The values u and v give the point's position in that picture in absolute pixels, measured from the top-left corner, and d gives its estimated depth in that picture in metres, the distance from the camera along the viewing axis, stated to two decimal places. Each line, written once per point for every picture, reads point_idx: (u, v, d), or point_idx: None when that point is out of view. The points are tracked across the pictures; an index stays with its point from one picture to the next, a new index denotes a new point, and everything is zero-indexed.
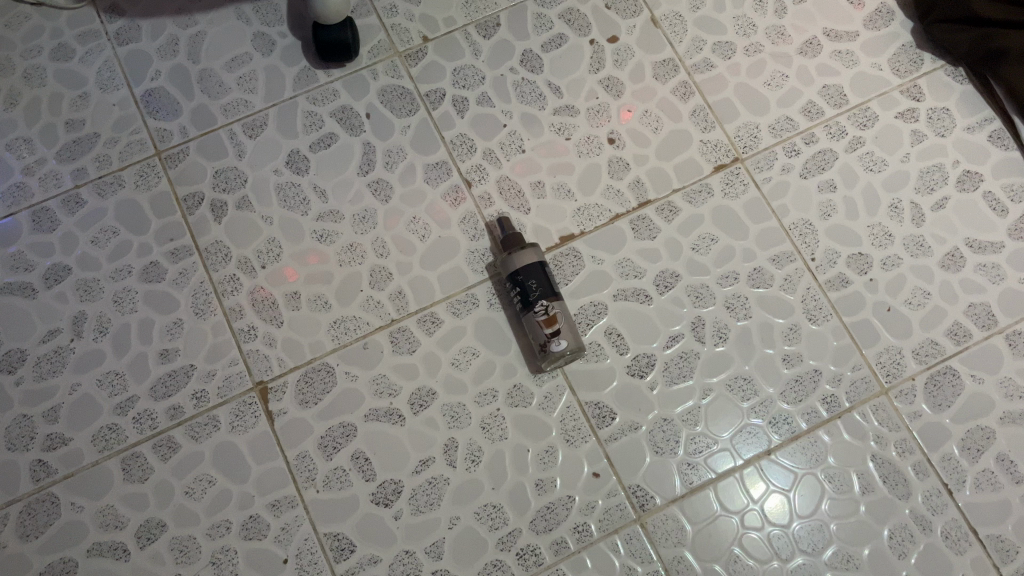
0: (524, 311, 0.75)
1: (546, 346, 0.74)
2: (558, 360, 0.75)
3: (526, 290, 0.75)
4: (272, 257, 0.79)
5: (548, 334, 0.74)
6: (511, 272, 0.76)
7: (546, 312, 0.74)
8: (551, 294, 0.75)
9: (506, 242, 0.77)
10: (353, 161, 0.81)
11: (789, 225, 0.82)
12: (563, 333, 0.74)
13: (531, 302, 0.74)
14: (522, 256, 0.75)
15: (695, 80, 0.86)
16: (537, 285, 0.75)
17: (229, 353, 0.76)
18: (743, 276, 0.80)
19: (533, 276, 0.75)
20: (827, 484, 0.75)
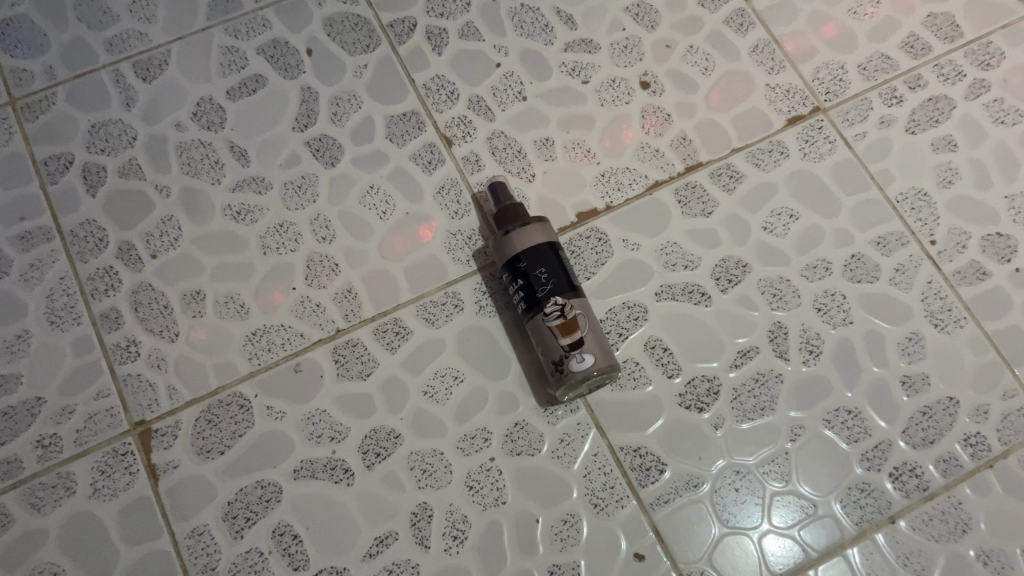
0: (528, 315, 0.51)
1: (562, 364, 0.50)
2: (580, 387, 0.51)
3: (533, 283, 0.51)
4: (167, 242, 0.55)
5: (565, 347, 0.50)
6: (509, 259, 0.52)
7: (561, 315, 0.50)
8: (569, 289, 0.51)
9: (501, 218, 0.54)
10: (287, 112, 0.58)
11: (896, 195, 0.59)
12: (588, 345, 0.50)
13: (539, 300, 0.51)
14: (525, 234, 0.52)
15: (755, 9, 0.63)
16: (547, 276, 0.51)
17: (96, 381, 0.52)
18: (837, 266, 0.57)
19: (541, 263, 0.51)
20: (983, 568, 0.50)
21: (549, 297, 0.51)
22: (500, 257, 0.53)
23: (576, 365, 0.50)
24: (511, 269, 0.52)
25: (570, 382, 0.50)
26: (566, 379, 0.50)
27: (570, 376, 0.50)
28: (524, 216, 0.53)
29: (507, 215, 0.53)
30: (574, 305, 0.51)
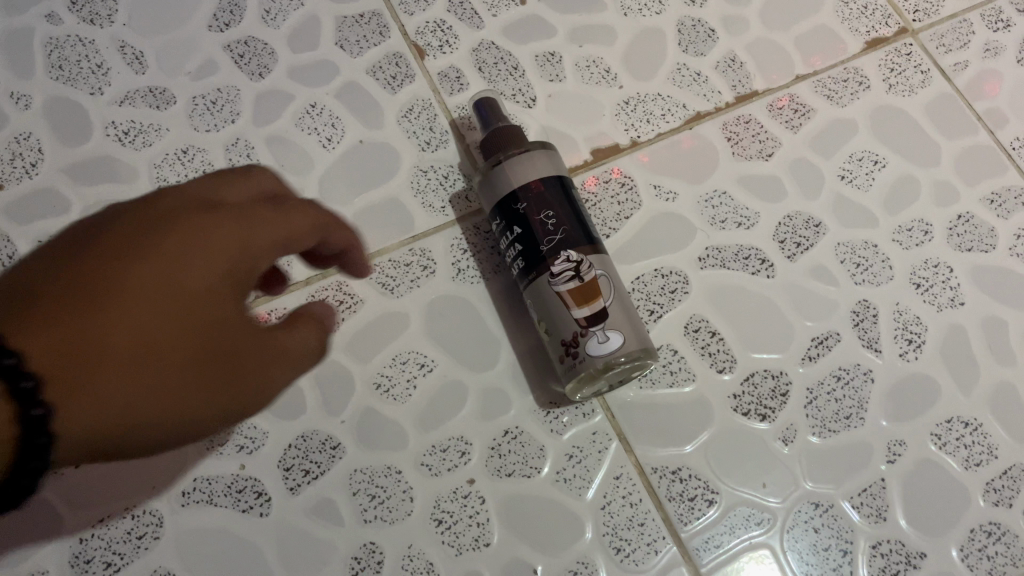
0: (527, 279, 0.36)
1: (575, 349, 0.35)
2: (600, 382, 0.36)
3: (535, 232, 0.35)
4: (22, 169, 0.39)
5: (581, 325, 0.35)
6: (500, 199, 0.36)
7: (575, 279, 0.35)
8: (585, 243, 0.35)
9: (490, 145, 0.37)
10: (201, 4, 0.43)
11: (1010, 142, 0.44)
12: (613, 323, 0.35)
13: (543, 258, 0.35)
14: (523, 167, 0.36)
15: None
16: (555, 225, 0.35)
17: None
18: (940, 229, 0.42)
19: (547, 205, 0.35)
20: None
21: (558, 254, 0.35)
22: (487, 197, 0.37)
23: (596, 353, 0.34)
24: (503, 215, 0.36)
25: (585, 375, 0.35)
26: (581, 371, 0.35)
27: (588, 367, 0.34)
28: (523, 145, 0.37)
29: (500, 141, 0.37)
30: (594, 265, 0.35)
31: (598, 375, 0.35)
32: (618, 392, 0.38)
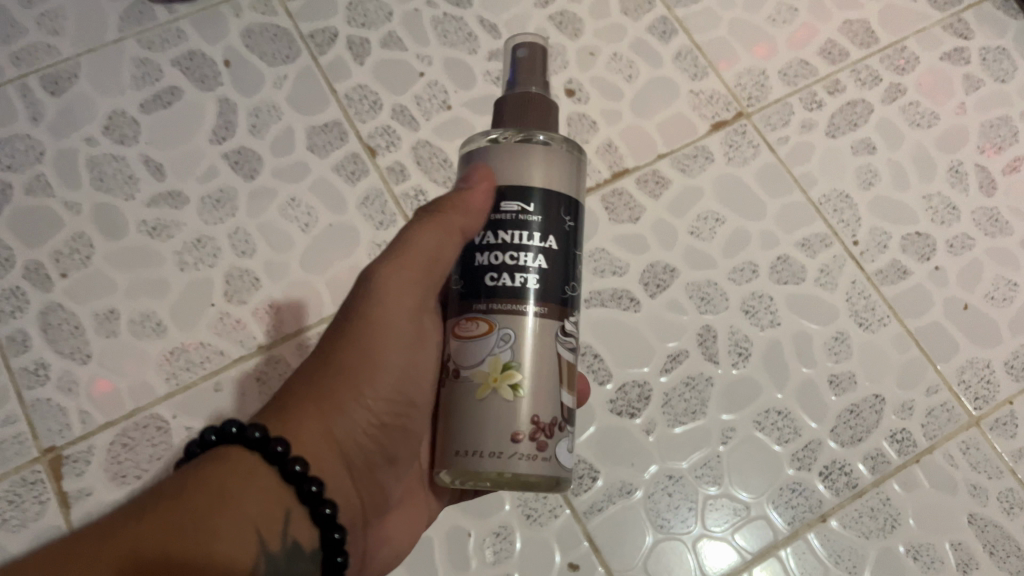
0: (491, 261, 0.39)
1: (524, 430, 0.37)
2: (523, 390, 0.38)
3: (560, 230, 0.39)
4: (78, 259, 0.53)
5: (548, 343, 0.39)
6: (503, 157, 0.39)
7: (547, 295, 0.38)
8: (569, 282, 0.39)
9: (498, 101, 0.42)
10: (202, 125, 0.57)
11: (818, 198, 0.59)
12: (523, 338, 0.38)
13: (523, 256, 0.38)
14: (522, 114, 0.41)
15: (677, 15, 0.64)
16: (566, 233, 0.39)
17: (5, 408, 0.50)
18: (764, 268, 0.57)
19: (573, 211, 0.40)
20: (912, 562, 0.51)
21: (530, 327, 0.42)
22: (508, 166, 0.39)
23: (460, 395, 0.38)
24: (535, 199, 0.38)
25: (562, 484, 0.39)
26: (490, 450, 0.37)
27: (474, 443, 0.37)
28: (552, 100, 0.42)
29: (545, 112, 0.41)
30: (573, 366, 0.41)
31: (482, 406, 0.38)
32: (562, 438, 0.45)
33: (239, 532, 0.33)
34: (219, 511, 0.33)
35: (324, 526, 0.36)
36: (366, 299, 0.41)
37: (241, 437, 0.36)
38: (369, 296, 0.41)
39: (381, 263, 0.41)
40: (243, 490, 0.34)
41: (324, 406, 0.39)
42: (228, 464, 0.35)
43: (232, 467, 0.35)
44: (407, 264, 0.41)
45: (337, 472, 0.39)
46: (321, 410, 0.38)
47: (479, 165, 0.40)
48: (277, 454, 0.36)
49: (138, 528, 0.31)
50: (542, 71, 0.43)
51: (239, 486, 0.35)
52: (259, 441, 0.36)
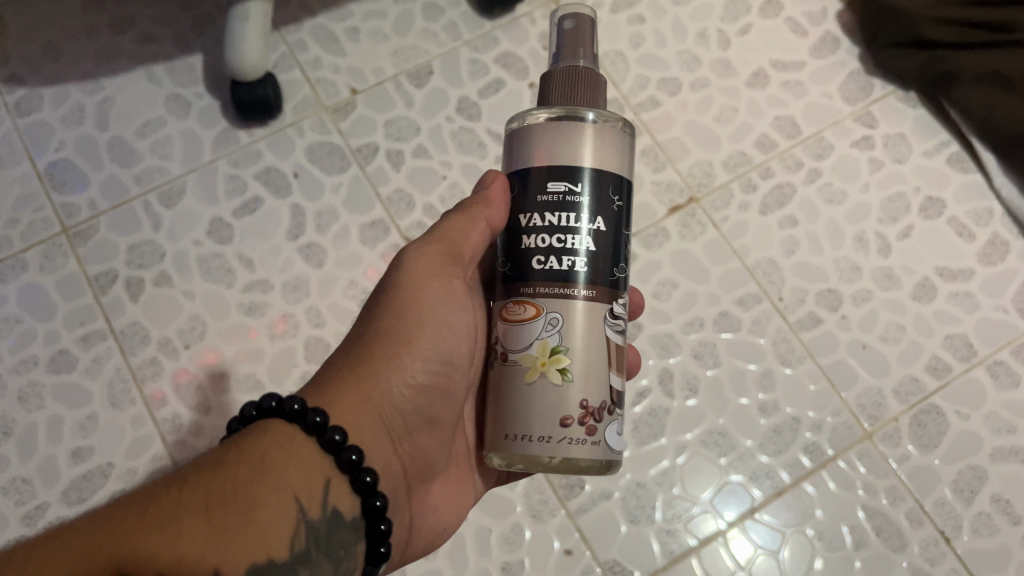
0: (540, 243, 0.45)
1: (574, 413, 0.45)
2: (570, 374, 0.45)
3: (607, 212, 0.46)
4: (196, 334, 0.73)
5: (592, 325, 0.45)
6: (550, 135, 0.46)
7: (597, 280, 0.45)
8: (616, 265, 0.47)
9: (545, 75, 0.49)
10: (281, 226, 0.75)
11: (752, 264, 0.77)
12: (570, 322, 0.45)
13: (569, 238, 0.45)
14: (571, 91, 0.48)
15: (642, 119, 0.81)
16: (612, 214, 0.46)
17: (152, 447, 0.69)
18: (709, 322, 0.75)
19: (619, 191, 0.46)
20: (818, 542, 0.70)
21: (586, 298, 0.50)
22: (564, 153, 0.45)
23: (512, 377, 0.46)
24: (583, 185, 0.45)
25: (611, 462, 0.47)
26: (540, 433, 0.44)
27: (524, 429, 0.45)
28: (598, 72, 0.49)
29: (592, 93, 0.48)
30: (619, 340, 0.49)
31: (532, 389, 0.45)
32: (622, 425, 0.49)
33: (282, 490, 0.40)
34: (261, 477, 0.40)
35: (365, 493, 0.44)
36: (397, 276, 0.51)
37: (284, 412, 0.43)
38: (399, 274, 0.51)
39: (413, 248, 0.52)
40: (301, 442, 0.43)
41: (364, 375, 0.47)
42: (274, 435, 0.43)
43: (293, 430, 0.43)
44: (435, 246, 0.51)
45: (376, 431, 0.47)
46: (363, 379, 0.47)
47: (531, 148, 0.46)
48: (316, 424, 0.43)
49: (191, 490, 0.39)
50: (586, 47, 0.50)
51: (280, 454, 0.42)
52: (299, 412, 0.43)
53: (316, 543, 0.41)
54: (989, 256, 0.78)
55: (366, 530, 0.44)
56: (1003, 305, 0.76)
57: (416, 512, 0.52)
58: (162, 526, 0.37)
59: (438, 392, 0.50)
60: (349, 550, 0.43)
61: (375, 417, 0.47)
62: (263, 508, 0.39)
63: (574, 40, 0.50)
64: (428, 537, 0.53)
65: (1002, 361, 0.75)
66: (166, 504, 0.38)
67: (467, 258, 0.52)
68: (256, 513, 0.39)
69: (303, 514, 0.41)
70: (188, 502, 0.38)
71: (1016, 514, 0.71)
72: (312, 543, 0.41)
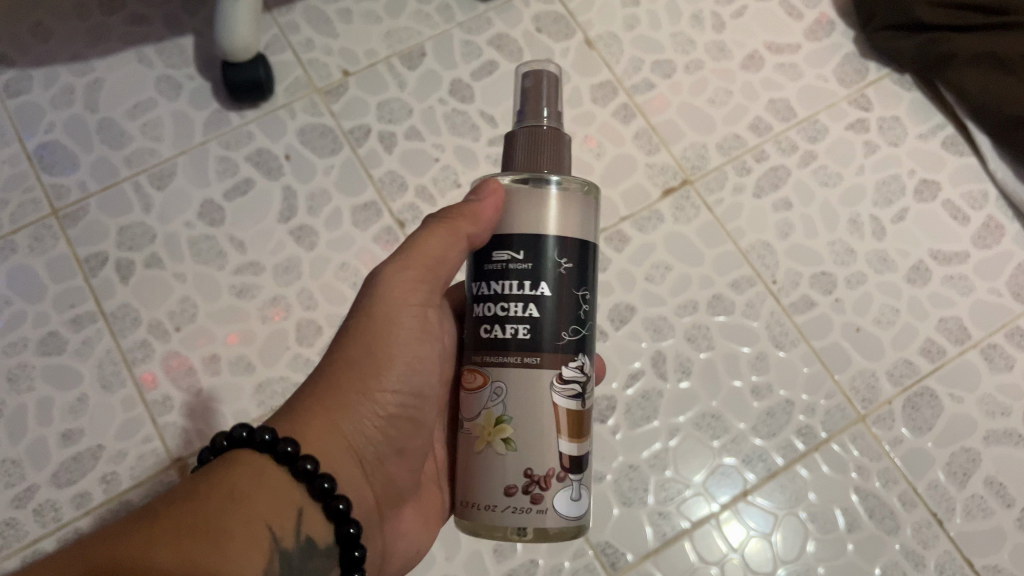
0: (485, 312, 0.46)
1: (518, 483, 0.44)
2: (513, 444, 0.44)
3: (549, 275, 0.44)
4: (187, 317, 0.72)
5: (540, 395, 0.44)
6: (496, 203, 0.46)
7: (540, 345, 0.44)
8: (567, 330, 0.45)
9: (509, 136, 0.48)
10: (272, 208, 0.75)
11: (746, 247, 0.77)
12: (514, 392, 0.44)
13: (512, 306, 0.45)
14: (535, 153, 0.47)
15: (636, 102, 0.80)
16: (558, 274, 0.45)
17: (142, 430, 0.69)
18: (702, 305, 0.75)
19: (566, 252, 0.45)
20: (811, 524, 0.70)
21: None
22: (509, 224, 0.45)
23: (466, 444, 0.46)
24: (523, 251, 0.45)
25: (570, 529, 0.46)
26: (484, 503, 0.45)
27: (474, 497, 0.45)
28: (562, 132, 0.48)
29: (556, 155, 0.47)
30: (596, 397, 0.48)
31: (480, 458, 0.45)
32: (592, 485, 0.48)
33: (255, 520, 0.40)
34: (233, 508, 0.40)
35: (339, 520, 0.44)
36: (373, 295, 0.49)
37: (255, 441, 0.43)
38: (375, 295, 0.49)
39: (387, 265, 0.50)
40: (271, 475, 0.43)
41: (336, 405, 0.47)
42: (245, 464, 0.43)
43: (262, 463, 0.43)
44: (411, 267, 0.50)
45: (347, 462, 0.46)
46: (335, 409, 0.47)
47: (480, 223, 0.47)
48: (288, 454, 0.43)
49: (169, 518, 0.38)
50: (550, 103, 0.49)
51: (253, 485, 0.42)
52: (267, 444, 0.43)
53: (289, 573, 0.41)
54: (983, 239, 0.77)
55: (340, 556, 0.44)
56: (997, 288, 0.76)
57: (389, 536, 0.51)
58: (136, 561, 0.36)
59: (409, 420, 0.50)
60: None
61: (348, 446, 0.47)
62: (234, 539, 0.39)
63: (539, 94, 0.49)
64: (403, 560, 0.53)
65: (996, 344, 0.75)
66: (137, 537, 0.37)
67: (442, 277, 0.51)
68: (229, 544, 0.38)
69: (275, 544, 0.41)
70: (159, 532, 0.37)
71: (1009, 496, 0.71)
72: (284, 572, 0.41)
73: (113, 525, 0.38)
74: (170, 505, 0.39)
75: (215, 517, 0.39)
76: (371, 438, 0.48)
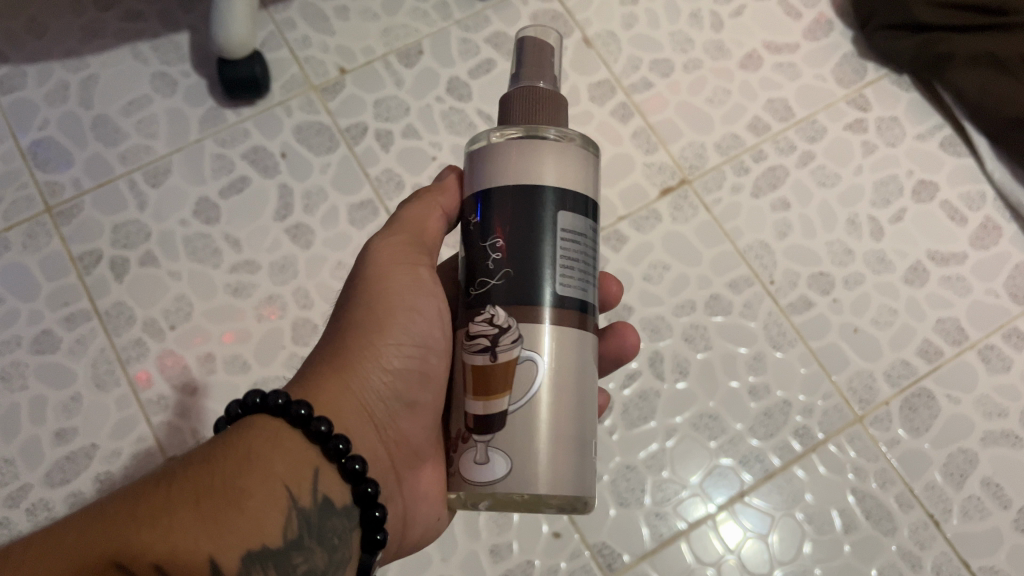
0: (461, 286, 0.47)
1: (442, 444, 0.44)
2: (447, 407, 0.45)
3: (467, 233, 0.43)
4: (182, 315, 0.72)
5: (460, 352, 0.43)
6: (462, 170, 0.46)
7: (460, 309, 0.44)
8: (480, 280, 0.42)
9: (504, 98, 0.46)
10: (268, 206, 0.75)
11: (744, 247, 0.76)
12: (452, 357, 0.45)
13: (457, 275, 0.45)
14: (530, 112, 0.45)
15: (634, 101, 0.80)
16: (468, 229, 0.43)
17: (137, 429, 0.69)
18: (700, 305, 0.75)
19: (478, 206, 0.43)
20: (808, 525, 0.70)
21: (592, 316, 0.43)
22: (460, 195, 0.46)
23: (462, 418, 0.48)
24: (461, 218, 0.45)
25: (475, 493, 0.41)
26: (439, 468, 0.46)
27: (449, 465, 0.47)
28: (561, 96, 0.46)
29: (555, 116, 0.45)
30: (544, 351, 0.41)
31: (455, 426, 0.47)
32: (528, 452, 0.40)
33: (269, 480, 0.40)
34: (249, 468, 0.40)
35: (355, 480, 0.43)
36: (365, 262, 0.50)
37: (268, 406, 0.43)
38: (365, 261, 0.50)
39: (374, 238, 0.51)
40: (283, 434, 0.43)
41: (341, 364, 0.46)
42: (260, 427, 0.43)
43: (274, 424, 0.43)
44: (400, 234, 0.51)
45: (357, 418, 0.46)
46: (341, 368, 0.46)
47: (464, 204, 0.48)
48: (301, 416, 0.43)
49: (181, 483, 0.39)
50: (548, 67, 0.47)
51: (267, 446, 0.42)
52: (279, 407, 0.43)
53: (308, 531, 0.41)
54: (980, 240, 0.77)
55: (360, 518, 0.43)
56: (994, 289, 0.76)
57: (411, 500, 0.50)
58: (149, 531, 0.36)
59: (419, 376, 0.49)
60: (345, 538, 0.43)
61: (360, 403, 0.46)
62: (252, 498, 0.39)
63: (540, 55, 0.47)
64: (425, 527, 0.51)
65: (993, 345, 0.75)
66: (157, 497, 0.38)
67: (431, 243, 0.52)
68: (246, 504, 0.39)
69: (292, 503, 0.41)
70: (178, 493, 0.38)
71: (1006, 497, 0.71)
72: (304, 531, 0.41)
73: (127, 488, 0.39)
74: (181, 469, 0.40)
75: (225, 481, 0.39)
76: (381, 394, 0.47)
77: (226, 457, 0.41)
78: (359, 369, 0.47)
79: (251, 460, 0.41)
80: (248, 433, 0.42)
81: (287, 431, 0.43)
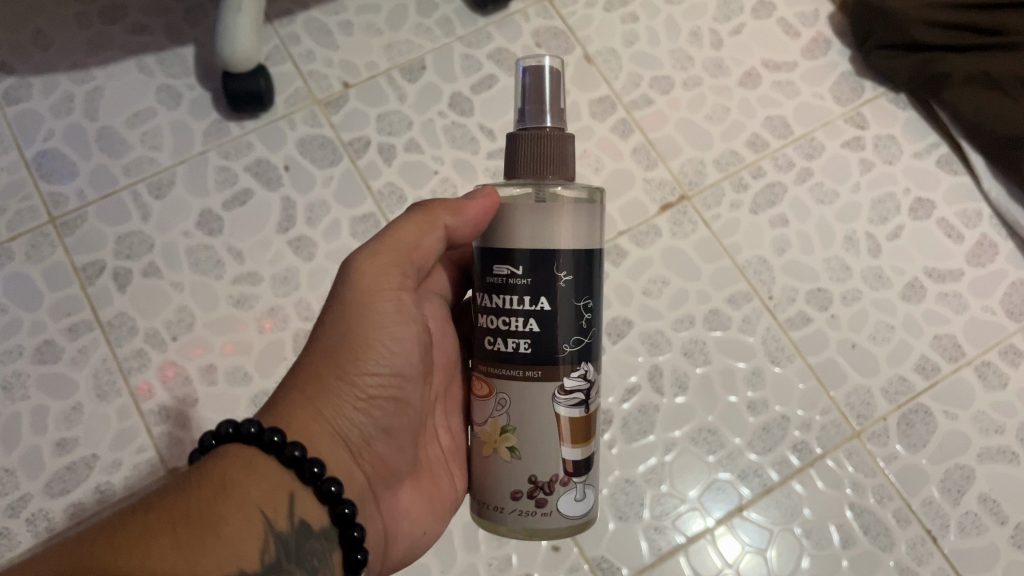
0: (489, 325, 0.47)
1: (522, 488, 0.47)
2: (517, 451, 0.47)
3: (548, 289, 0.45)
4: (184, 326, 0.72)
5: (540, 399, 0.46)
6: (497, 210, 0.47)
7: (536, 360, 0.46)
8: (568, 338, 0.46)
9: (511, 138, 0.47)
10: (271, 219, 0.75)
11: (743, 263, 0.77)
12: (513, 402, 0.47)
13: (513, 321, 0.46)
14: (540, 157, 0.46)
15: (635, 117, 0.81)
16: (552, 286, 0.45)
17: (138, 439, 0.70)
18: (699, 320, 0.75)
19: (565, 264, 0.45)
20: (805, 540, 0.71)
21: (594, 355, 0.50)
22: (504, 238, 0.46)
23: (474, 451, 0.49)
24: (520, 266, 0.46)
25: (573, 527, 0.48)
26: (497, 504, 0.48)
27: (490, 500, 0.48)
28: (566, 130, 0.47)
29: (563, 158, 0.47)
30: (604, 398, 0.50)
31: (487, 462, 0.48)
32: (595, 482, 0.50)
33: (245, 505, 0.41)
34: (225, 497, 0.41)
35: (332, 501, 0.45)
36: (346, 282, 0.49)
37: (241, 435, 0.44)
38: (347, 280, 0.49)
39: (358, 253, 0.50)
40: (257, 463, 0.43)
41: (313, 393, 0.47)
42: (232, 457, 0.43)
43: (247, 454, 0.44)
44: (385, 252, 0.49)
45: (329, 444, 0.47)
46: (312, 398, 0.47)
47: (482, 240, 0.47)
48: (274, 442, 0.44)
49: (157, 513, 0.39)
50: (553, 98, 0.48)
51: (242, 474, 0.43)
52: (253, 436, 0.44)
53: (285, 554, 0.42)
54: (977, 257, 0.78)
55: (339, 538, 0.45)
56: (991, 306, 0.77)
57: (390, 517, 0.52)
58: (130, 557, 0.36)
59: (392, 403, 0.50)
60: (323, 558, 0.44)
61: (331, 430, 0.47)
62: (229, 524, 0.40)
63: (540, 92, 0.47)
64: (409, 539, 0.53)
65: (990, 362, 0.75)
66: (133, 528, 0.38)
67: (421, 262, 0.51)
68: (224, 530, 0.39)
69: (271, 527, 0.42)
70: (155, 523, 0.38)
71: (1003, 514, 0.71)
72: (282, 554, 0.41)
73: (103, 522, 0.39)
74: (157, 501, 0.40)
75: (202, 510, 0.40)
76: (352, 421, 0.48)
77: (202, 488, 0.41)
78: (330, 395, 0.47)
79: (227, 490, 0.41)
80: (222, 464, 0.43)
81: (261, 458, 0.44)
